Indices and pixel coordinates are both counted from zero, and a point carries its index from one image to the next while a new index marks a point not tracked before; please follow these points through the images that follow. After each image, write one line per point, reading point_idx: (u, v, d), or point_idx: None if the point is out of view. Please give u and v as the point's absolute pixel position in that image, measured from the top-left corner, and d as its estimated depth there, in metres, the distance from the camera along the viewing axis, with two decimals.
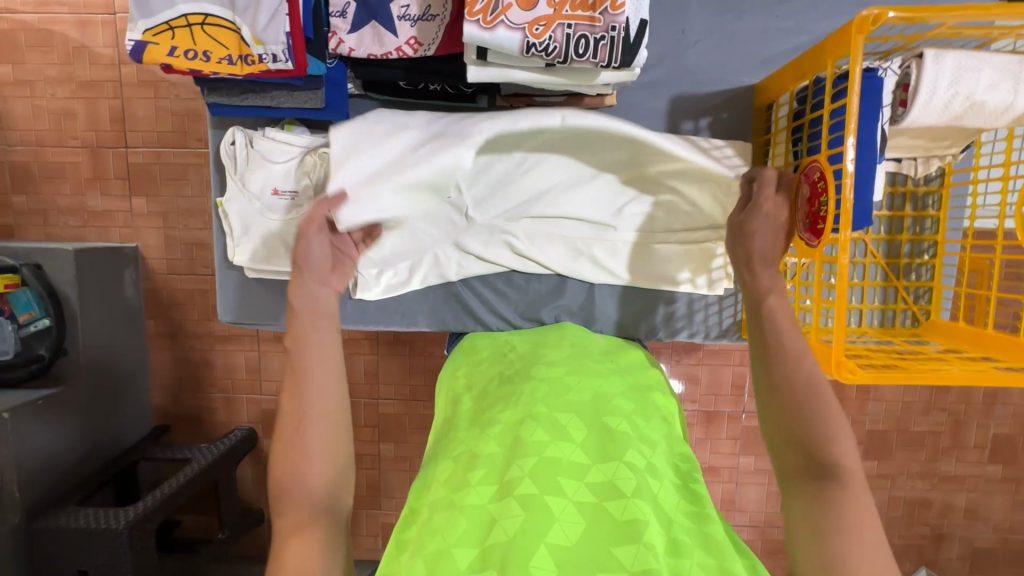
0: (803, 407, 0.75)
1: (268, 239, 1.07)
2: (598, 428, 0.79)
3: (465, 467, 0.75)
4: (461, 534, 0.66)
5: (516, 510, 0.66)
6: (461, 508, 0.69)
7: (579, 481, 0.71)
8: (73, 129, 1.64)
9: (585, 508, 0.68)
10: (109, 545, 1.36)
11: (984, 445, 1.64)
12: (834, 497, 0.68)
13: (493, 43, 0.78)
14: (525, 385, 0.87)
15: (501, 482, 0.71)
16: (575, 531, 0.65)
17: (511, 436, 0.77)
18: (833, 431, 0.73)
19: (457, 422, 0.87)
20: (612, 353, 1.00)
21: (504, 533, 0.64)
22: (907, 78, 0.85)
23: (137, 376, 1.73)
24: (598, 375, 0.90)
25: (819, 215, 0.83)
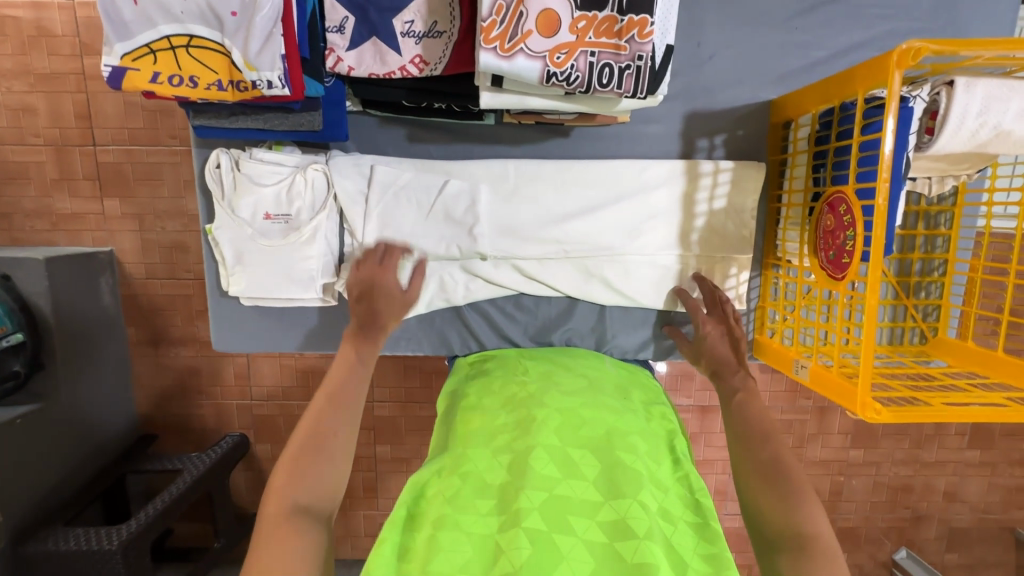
0: (774, 477, 0.71)
1: (264, 267, 1.01)
2: (611, 462, 0.74)
3: (471, 492, 0.71)
4: (464, 562, 0.62)
5: (523, 541, 0.62)
6: (467, 537, 0.65)
7: (591, 518, 0.67)
8: (35, 126, 1.52)
9: (595, 548, 0.64)
10: (103, 565, 1.32)
11: (964, 431, 1.69)
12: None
13: (510, 72, 0.73)
14: (538, 413, 0.81)
15: (509, 512, 0.66)
16: (583, 570, 0.61)
17: (521, 464, 0.72)
18: (800, 496, 0.69)
19: (459, 438, 0.82)
20: (625, 389, 0.95)
21: (510, 565, 0.60)
22: (936, 105, 0.83)
23: (120, 387, 1.65)
24: (613, 412, 0.85)
25: (845, 247, 0.81)
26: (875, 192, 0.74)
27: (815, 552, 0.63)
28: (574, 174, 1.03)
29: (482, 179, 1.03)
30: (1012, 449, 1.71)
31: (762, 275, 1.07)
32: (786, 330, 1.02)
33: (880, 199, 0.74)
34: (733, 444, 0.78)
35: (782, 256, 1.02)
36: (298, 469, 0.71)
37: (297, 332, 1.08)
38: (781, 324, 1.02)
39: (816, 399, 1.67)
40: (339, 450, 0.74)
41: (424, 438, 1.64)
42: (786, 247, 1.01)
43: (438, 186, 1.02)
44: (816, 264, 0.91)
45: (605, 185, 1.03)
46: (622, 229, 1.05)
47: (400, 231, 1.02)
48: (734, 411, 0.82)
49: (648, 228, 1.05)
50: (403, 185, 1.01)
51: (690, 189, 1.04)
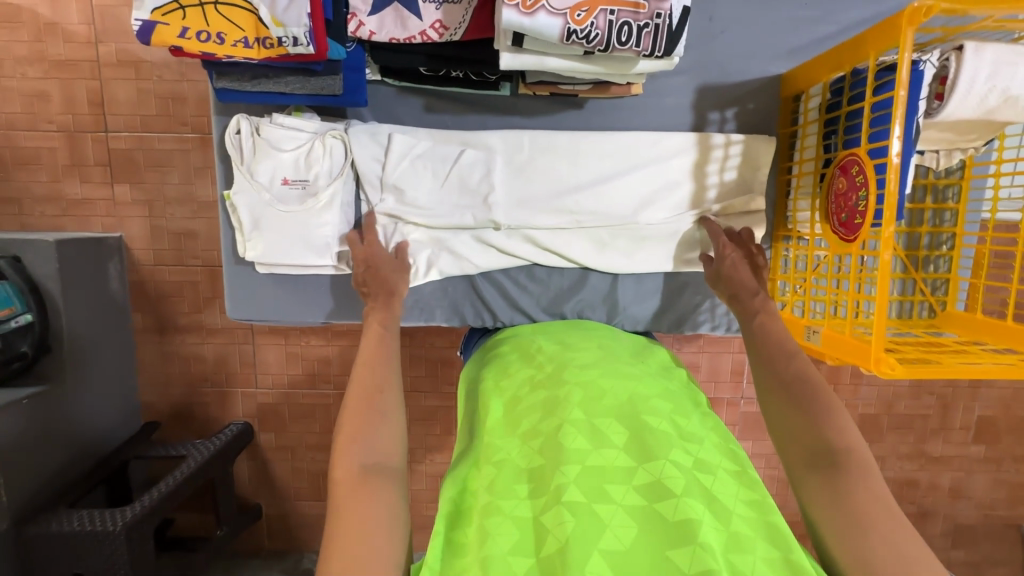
0: (804, 400, 0.77)
1: (281, 232, 1.02)
2: (639, 424, 0.73)
3: (506, 474, 0.70)
4: (512, 544, 0.62)
5: (566, 516, 0.62)
6: (509, 518, 0.64)
7: (626, 485, 0.65)
8: (48, 112, 1.53)
9: (636, 512, 0.63)
10: (106, 549, 1.32)
11: (969, 426, 1.69)
12: (840, 491, 0.66)
13: (532, 29, 0.74)
14: (560, 390, 0.80)
15: (546, 490, 0.65)
16: (628, 537, 0.60)
17: (550, 441, 0.71)
18: (828, 418, 0.74)
19: (489, 425, 0.81)
20: (642, 355, 0.94)
21: (556, 543, 0.60)
22: (945, 71, 0.84)
23: (127, 373, 1.65)
24: (634, 377, 0.83)
25: (858, 209, 0.82)
26: (886, 147, 0.75)
27: (848, 460, 0.68)
28: (587, 146, 1.05)
29: (496, 149, 1.04)
30: (1017, 444, 1.71)
31: (773, 247, 1.09)
32: (797, 302, 1.03)
33: (892, 151, 0.75)
34: (762, 373, 0.84)
35: (793, 227, 1.04)
36: (359, 430, 0.71)
37: (309, 300, 1.09)
38: (792, 297, 1.03)
39: None
40: (392, 407, 0.75)
41: (429, 428, 1.64)
42: (797, 217, 1.03)
43: (454, 156, 1.03)
44: (829, 230, 0.91)
45: (617, 156, 1.05)
46: (633, 200, 1.06)
47: (415, 200, 1.03)
48: (763, 346, 0.87)
49: (660, 199, 1.06)
50: (420, 155, 1.03)
51: (699, 164, 1.05)
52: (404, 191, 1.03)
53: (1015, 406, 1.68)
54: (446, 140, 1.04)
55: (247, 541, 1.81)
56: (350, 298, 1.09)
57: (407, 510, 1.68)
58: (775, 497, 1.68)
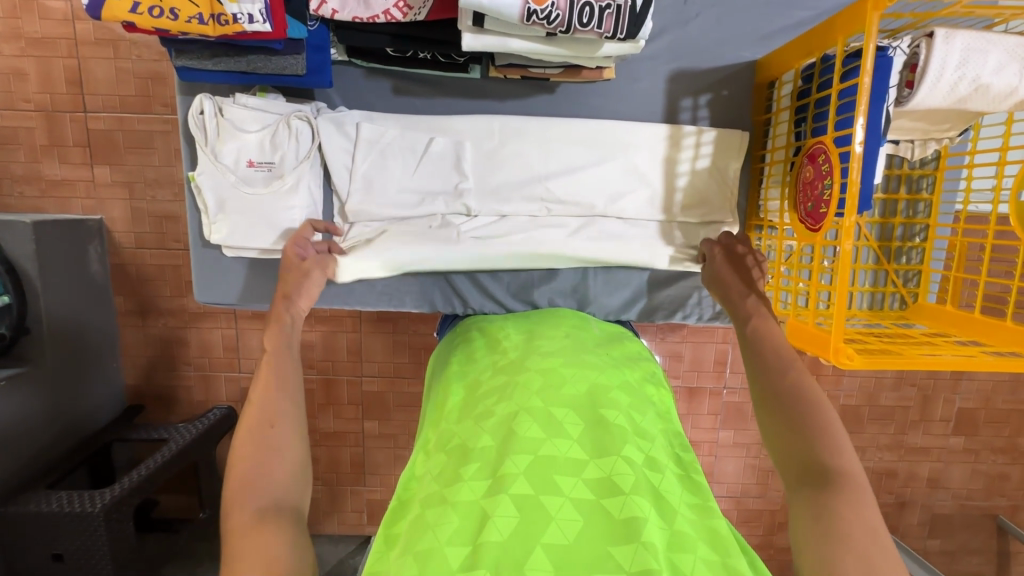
0: (801, 414, 0.69)
1: (245, 215, 1.01)
2: (595, 418, 0.72)
3: (455, 461, 0.69)
4: (451, 534, 0.59)
5: (511, 509, 0.60)
6: (451, 506, 0.63)
7: (576, 477, 0.65)
8: (25, 91, 1.50)
9: (583, 506, 0.62)
10: (85, 529, 1.32)
11: (948, 418, 1.70)
12: (829, 510, 0.59)
13: (491, 9, 0.72)
14: (519, 377, 0.80)
15: (494, 478, 0.64)
16: (573, 531, 0.59)
17: (505, 429, 0.70)
18: (828, 434, 0.66)
19: (446, 414, 0.80)
20: (608, 346, 0.94)
21: (497, 534, 0.58)
22: (915, 58, 0.83)
23: (108, 357, 1.64)
24: (596, 368, 0.83)
25: (823, 198, 0.81)
26: (850, 135, 0.74)
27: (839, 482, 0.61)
28: (559, 131, 1.03)
29: (467, 133, 1.03)
30: (996, 437, 1.72)
31: (745, 237, 1.08)
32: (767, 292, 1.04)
33: (856, 138, 0.74)
34: (756, 380, 0.76)
35: (764, 216, 1.03)
36: (253, 467, 0.66)
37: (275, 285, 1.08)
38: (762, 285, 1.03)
39: None
40: (287, 440, 0.70)
41: (412, 414, 1.64)
42: (769, 206, 1.02)
43: (423, 139, 1.02)
44: (796, 219, 0.91)
45: (590, 143, 1.03)
46: (605, 188, 1.04)
47: (383, 185, 1.02)
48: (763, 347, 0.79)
49: (632, 186, 1.05)
50: (388, 137, 1.01)
51: (674, 151, 1.04)
52: (371, 174, 1.02)
53: (995, 398, 1.68)
54: (415, 124, 1.02)
55: None
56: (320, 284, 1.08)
57: (391, 495, 1.70)
58: (756, 486, 1.69)
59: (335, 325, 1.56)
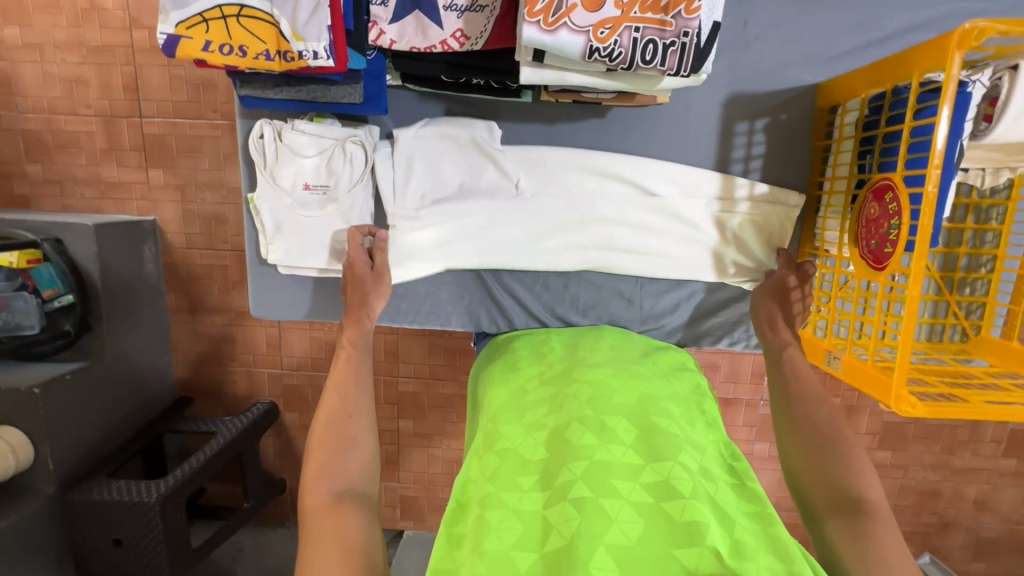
0: (828, 449, 0.78)
1: (302, 236, 1.04)
2: (647, 424, 0.73)
3: (510, 467, 0.71)
4: (516, 539, 0.62)
5: (572, 513, 0.62)
6: (514, 513, 0.65)
7: (633, 482, 0.66)
8: (86, 97, 1.57)
9: (642, 509, 0.63)
10: (142, 516, 1.40)
11: (1000, 439, 1.62)
12: (865, 532, 0.68)
13: (553, 47, 0.72)
14: (569, 386, 0.81)
15: (553, 487, 0.66)
16: (636, 533, 0.60)
17: (559, 437, 0.72)
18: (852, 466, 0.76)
19: (495, 416, 0.81)
20: (653, 356, 0.95)
21: (562, 538, 0.60)
22: (996, 91, 0.79)
23: (160, 351, 1.73)
24: (644, 378, 0.84)
25: (888, 237, 0.79)
26: (927, 176, 0.71)
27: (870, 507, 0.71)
28: (609, 155, 1.03)
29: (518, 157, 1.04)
30: None
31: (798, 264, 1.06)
32: (817, 321, 1.02)
33: (931, 180, 0.71)
34: (783, 417, 0.85)
35: (821, 245, 1.01)
36: (331, 454, 0.77)
37: (326, 302, 1.12)
38: (813, 316, 1.01)
39: (844, 398, 1.59)
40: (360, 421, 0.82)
41: (447, 415, 1.67)
42: (826, 236, 1.00)
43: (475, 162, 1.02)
44: (856, 254, 0.89)
45: (639, 166, 1.03)
46: (657, 216, 1.04)
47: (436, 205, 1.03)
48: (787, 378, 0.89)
49: (684, 213, 1.04)
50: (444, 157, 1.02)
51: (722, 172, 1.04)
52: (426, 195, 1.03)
53: None
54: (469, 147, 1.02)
55: (272, 512, 1.88)
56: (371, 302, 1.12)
57: (424, 492, 1.74)
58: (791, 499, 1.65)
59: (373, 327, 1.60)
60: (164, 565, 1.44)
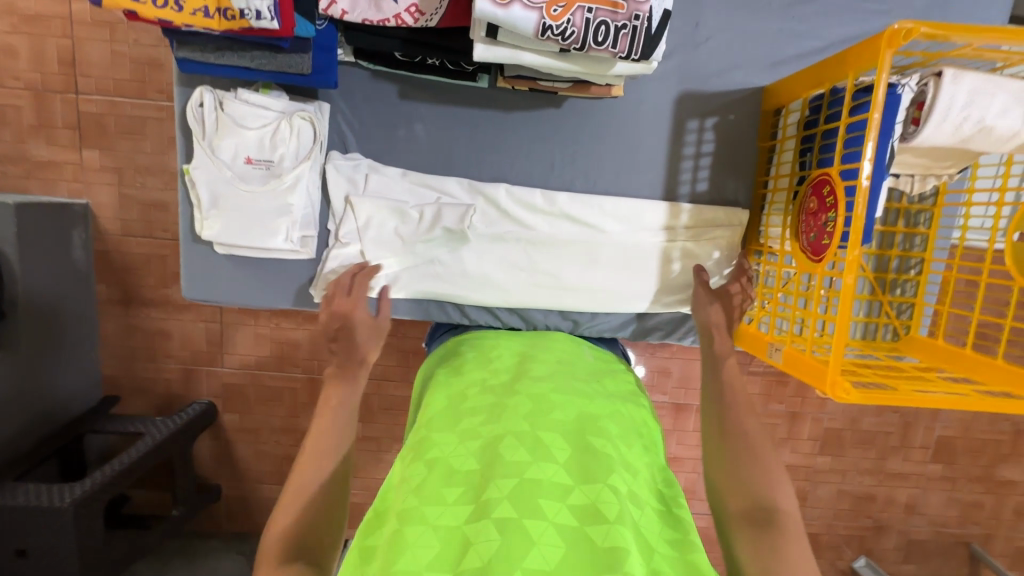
0: (744, 451, 0.71)
1: (240, 212, 0.98)
2: (583, 445, 0.65)
3: (437, 478, 0.62)
4: (432, 555, 0.54)
5: (493, 533, 0.54)
6: (433, 528, 0.57)
7: (561, 503, 0.58)
8: (15, 69, 1.45)
9: (566, 534, 0.55)
10: (52, 524, 1.26)
11: (928, 445, 1.69)
12: (773, 552, 0.61)
13: (505, 21, 0.71)
14: (510, 399, 0.72)
15: (477, 501, 0.58)
16: (555, 560, 0.53)
17: (490, 451, 0.63)
18: (769, 473, 0.69)
19: (430, 421, 0.73)
20: (600, 375, 0.86)
21: (479, 560, 0.53)
22: (923, 96, 0.84)
23: (86, 345, 1.59)
24: (588, 395, 0.76)
25: (826, 229, 0.82)
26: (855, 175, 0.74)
27: (782, 525, 0.63)
28: (563, 147, 1.05)
29: (469, 143, 1.04)
30: (975, 466, 1.71)
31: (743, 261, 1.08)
32: (763, 318, 1.03)
33: (864, 169, 0.75)
34: (707, 435, 0.77)
35: (765, 242, 1.04)
36: (301, 474, 0.71)
37: (268, 285, 1.06)
38: (757, 312, 1.03)
39: (789, 404, 1.64)
40: (336, 434, 0.76)
41: (396, 418, 1.61)
42: (770, 232, 1.03)
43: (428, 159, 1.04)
44: (797, 248, 0.91)
45: (591, 159, 1.05)
46: (608, 211, 1.05)
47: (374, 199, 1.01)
48: (720, 394, 0.82)
49: (637, 208, 1.05)
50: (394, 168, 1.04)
51: (675, 167, 1.06)
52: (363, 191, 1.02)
53: (974, 428, 1.68)
54: (420, 146, 1.04)
55: (204, 521, 1.75)
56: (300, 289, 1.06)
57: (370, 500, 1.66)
58: None
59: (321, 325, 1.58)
60: None
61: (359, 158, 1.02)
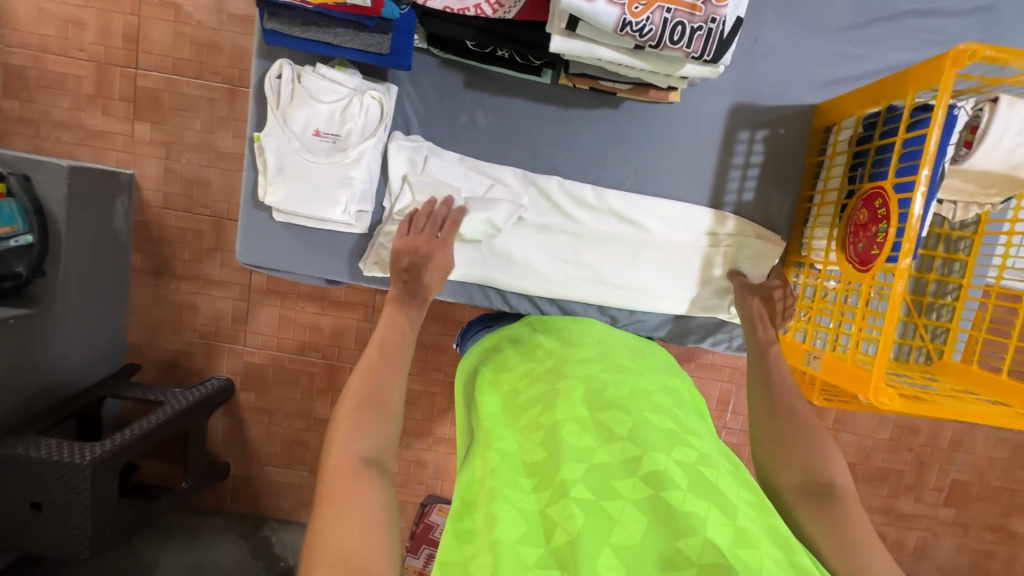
0: (795, 429, 0.76)
1: (303, 180, 1.01)
2: (641, 418, 0.66)
3: (507, 468, 0.65)
4: (521, 533, 0.57)
5: (576, 512, 0.57)
6: (517, 508, 0.60)
7: (632, 479, 0.60)
8: (81, 40, 1.47)
9: (644, 506, 0.57)
10: (70, 480, 1.23)
11: (941, 488, 1.66)
12: (838, 520, 0.66)
13: (589, 14, 0.75)
14: (561, 384, 0.73)
15: (552, 484, 0.60)
16: (640, 532, 0.55)
17: (552, 438, 0.65)
18: (820, 449, 0.74)
19: (490, 414, 0.75)
20: (642, 351, 0.86)
21: (567, 536, 0.55)
22: (977, 121, 0.88)
23: (117, 311, 1.60)
24: (634, 372, 0.76)
25: (877, 239, 0.84)
26: (910, 201, 0.77)
27: (841, 497, 0.69)
28: (616, 147, 1.09)
29: (524, 136, 1.08)
30: (987, 514, 1.68)
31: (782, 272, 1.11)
32: (800, 329, 1.06)
33: (916, 205, 0.77)
34: (757, 417, 0.81)
35: (808, 255, 1.06)
36: (352, 425, 0.66)
37: (319, 255, 1.09)
38: (795, 322, 1.07)
39: None
40: (387, 386, 0.72)
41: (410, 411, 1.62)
42: (814, 245, 1.04)
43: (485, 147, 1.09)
44: (845, 260, 0.94)
45: (642, 161, 1.09)
46: (655, 212, 1.08)
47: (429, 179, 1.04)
48: (767, 391, 0.83)
49: (682, 212, 1.08)
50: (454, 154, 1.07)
51: (723, 176, 1.09)
52: (421, 170, 1.05)
53: (989, 474, 1.65)
54: (478, 135, 1.08)
55: (208, 500, 1.74)
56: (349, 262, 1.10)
57: None
58: None
59: (347, 312, 1.59)
60: (86, 539, 1.26)
61: (420, 140, 1.06)
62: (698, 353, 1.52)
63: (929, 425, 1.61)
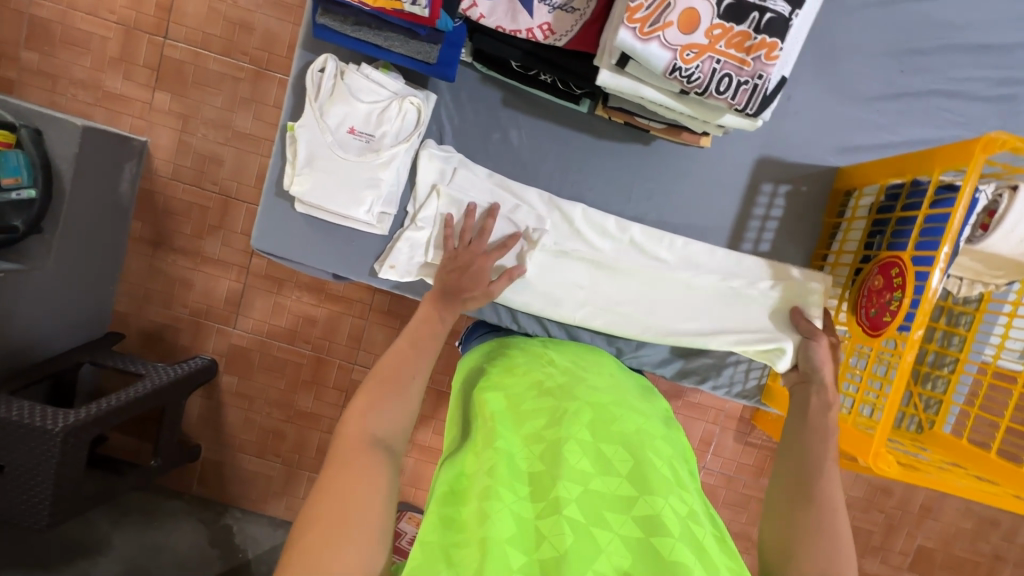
0: (811, 508, 0.73)
1: (331, 174, 1.01)
2: (643, 458, 0.66)
3: (504, 470, 0.64)
4: (509, 534, 0.57)
5: (564, 530, 0.57)
6: (508, 510, 0.60)
7: (625, 514, 0.60)
8: (112, 3, 1.46)
9: (631, 545, 0.57)
10: (36, 446, 1.18)
11: (907, 552, 1.67)
12: None
13: (641, 55, 0.77)
14: (569, 403, 0.73)
15: (546, 499, 0.61)
16: (623, 567, 0.55)
17: (553, 453, 0.65)
18: (834, 537, 0.69)
19: (491, 411, 0.75)
20: (649, 397, 0.87)
21: (554, 552, 0.55)
22: (995, 205, 0.91)
23: (108, 277, 1.56)
24: (641, 412, 0.77)
25: (889, 307, 0.87)
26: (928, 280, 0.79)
27: None
28: (640, 182, 1.10)
29: (552, 161, 1.10)
30: None
31: None
32: None
33: (935, 279, 0.79)
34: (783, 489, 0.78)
35: None
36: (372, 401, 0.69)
37: (334, 250, 1.09)
38: None
39: None
40: (414, 372, 0.74)
41: None
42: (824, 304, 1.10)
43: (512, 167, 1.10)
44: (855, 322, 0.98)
45: (664, 199, 1.11)
46: (672, 252, 1.09)
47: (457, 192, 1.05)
48: (789, 449, 0.84)
49: (700, 253, 1.10)
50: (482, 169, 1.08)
51: (741, 224, 1.11)
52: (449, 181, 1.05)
53: (954, 544, 1.66)
54: (509, 154, 1.09)
55: (173, 480, 1.69)
56: (362, 260, 1.09)
57: None
58: None
59: (343, 307, 1.57)
60: (43, 511, 1.20)
61: (452, 152, 1.06)
62: (687, 392, 1.53)
63: (902, 490, 1.62)
